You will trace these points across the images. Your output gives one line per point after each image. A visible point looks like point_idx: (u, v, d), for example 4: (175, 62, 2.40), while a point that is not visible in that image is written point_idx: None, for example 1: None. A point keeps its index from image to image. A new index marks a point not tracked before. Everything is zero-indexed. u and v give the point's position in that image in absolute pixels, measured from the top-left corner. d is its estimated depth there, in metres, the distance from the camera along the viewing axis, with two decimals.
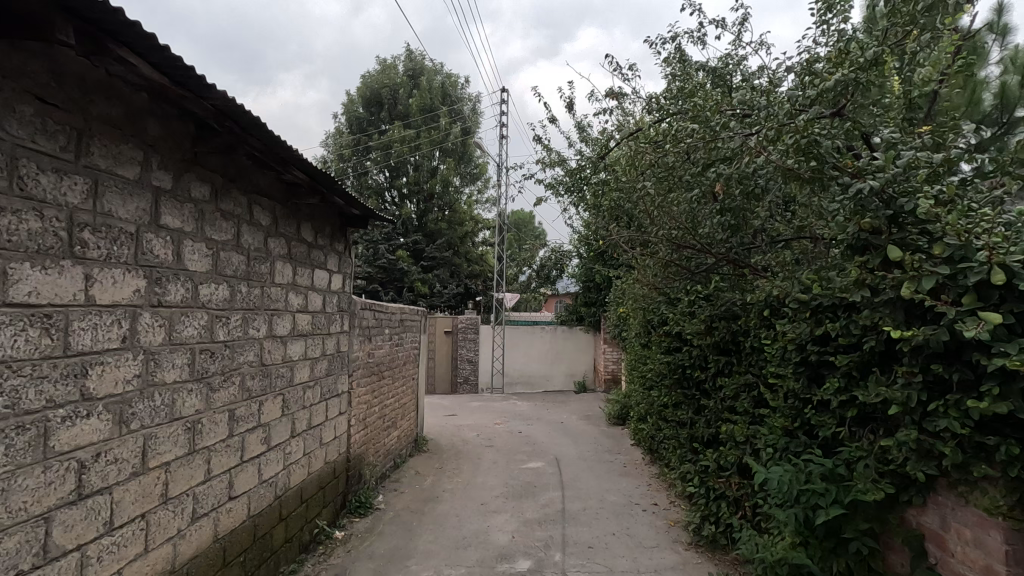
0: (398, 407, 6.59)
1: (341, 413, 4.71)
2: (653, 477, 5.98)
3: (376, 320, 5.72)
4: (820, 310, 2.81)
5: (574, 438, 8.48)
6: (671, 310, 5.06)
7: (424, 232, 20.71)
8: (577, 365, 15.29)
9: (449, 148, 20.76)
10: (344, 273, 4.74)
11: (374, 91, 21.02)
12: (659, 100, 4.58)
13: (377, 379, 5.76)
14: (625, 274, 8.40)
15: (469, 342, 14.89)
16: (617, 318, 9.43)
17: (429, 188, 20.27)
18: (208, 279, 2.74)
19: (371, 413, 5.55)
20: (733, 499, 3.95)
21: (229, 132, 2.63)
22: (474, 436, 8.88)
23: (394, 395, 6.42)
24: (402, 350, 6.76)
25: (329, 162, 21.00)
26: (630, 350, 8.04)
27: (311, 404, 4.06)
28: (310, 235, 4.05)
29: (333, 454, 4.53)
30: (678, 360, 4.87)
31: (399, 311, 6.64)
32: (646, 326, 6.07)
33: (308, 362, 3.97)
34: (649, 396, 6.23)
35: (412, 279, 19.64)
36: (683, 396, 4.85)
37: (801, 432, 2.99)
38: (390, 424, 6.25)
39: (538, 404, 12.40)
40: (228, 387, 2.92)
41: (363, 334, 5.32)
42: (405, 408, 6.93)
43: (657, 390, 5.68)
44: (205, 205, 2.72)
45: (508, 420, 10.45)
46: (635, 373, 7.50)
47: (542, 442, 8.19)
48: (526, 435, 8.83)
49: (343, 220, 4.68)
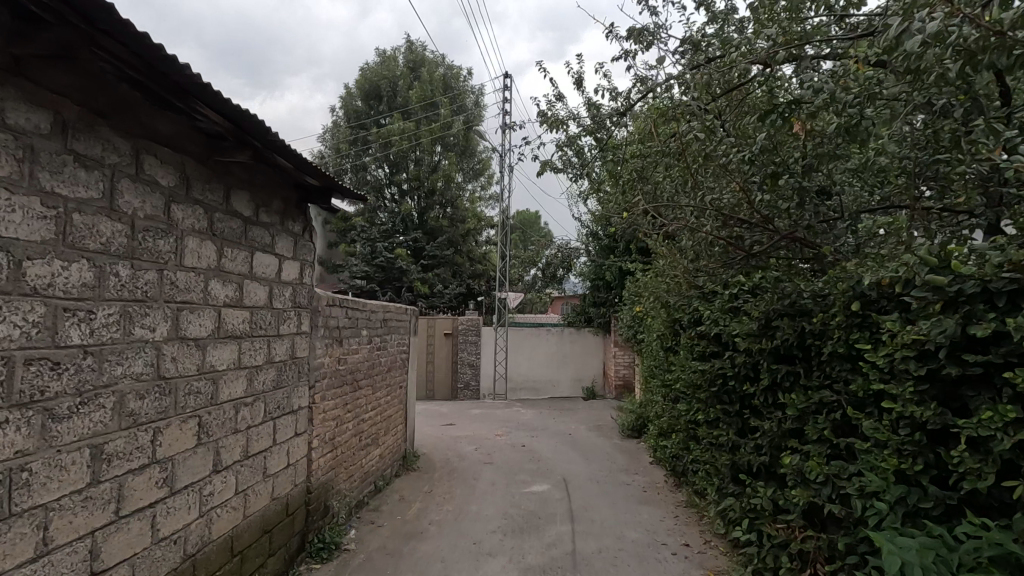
0: (381, 421, 5.69)
1: (297, 433, 3.80)
2: (680, 506, 5.03)
3: (351, 320, 4.84)
4: (965, 301, 1.94)
5: (585, 454, 7.54)
6: (707, 308, 4.14)
7: (425, 229, 19.84)
8: (585, 370, 14.34)
9: (451, 142, 19.91)
10: (302, 261, 3.85)
11: (373, 84, 20.25)
12: (699, 42, 3.67)
13: (353, 389, 4.87)
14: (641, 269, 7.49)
15: (470, 345, 13.97)
16: (632, 320, 8.50)
17: (430, 183, 19.43)
18: (43, 253, 1.82)
19: (343, 431, 4.64)
20: (799, 554, 2.99)
21: (69, 27, 1.72)
22: (471, 449, 7.98)
23: (376, 407, 5.53)
24: (386, 355, 5.87)
25: (326, 156, 20.15)
26: (648, 355, 7.12)
27: (249, 426, 3.15)
28: (247, 208, 3.14)
29: (284, 487, 3.61)
30: (716, 368, 3.94)
31: (384, 311, 5.77)
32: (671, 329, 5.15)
33: (242, 373, 3.07)
34: (675, 410, 5.30)
35: (412, 279, 18.74)
36: (722, 413, 3.91)
37: (925, 479, 2.07)
38: (369, 442, 5.34)
39: (544, 413, 11.45)
40: (86, 414, 2.00)
41: (332, 336, 4.43)
42: (389, 422, 6.02)
43: (685, 405, 4.74)
44: (41, 141, 1.82)
45: (510, 430, 9.53)
46: (654, 382, 6.57)
47: (548, 459, 7.25)
48: (530, 449, 7.90)
49: (301, 196, 3.79)
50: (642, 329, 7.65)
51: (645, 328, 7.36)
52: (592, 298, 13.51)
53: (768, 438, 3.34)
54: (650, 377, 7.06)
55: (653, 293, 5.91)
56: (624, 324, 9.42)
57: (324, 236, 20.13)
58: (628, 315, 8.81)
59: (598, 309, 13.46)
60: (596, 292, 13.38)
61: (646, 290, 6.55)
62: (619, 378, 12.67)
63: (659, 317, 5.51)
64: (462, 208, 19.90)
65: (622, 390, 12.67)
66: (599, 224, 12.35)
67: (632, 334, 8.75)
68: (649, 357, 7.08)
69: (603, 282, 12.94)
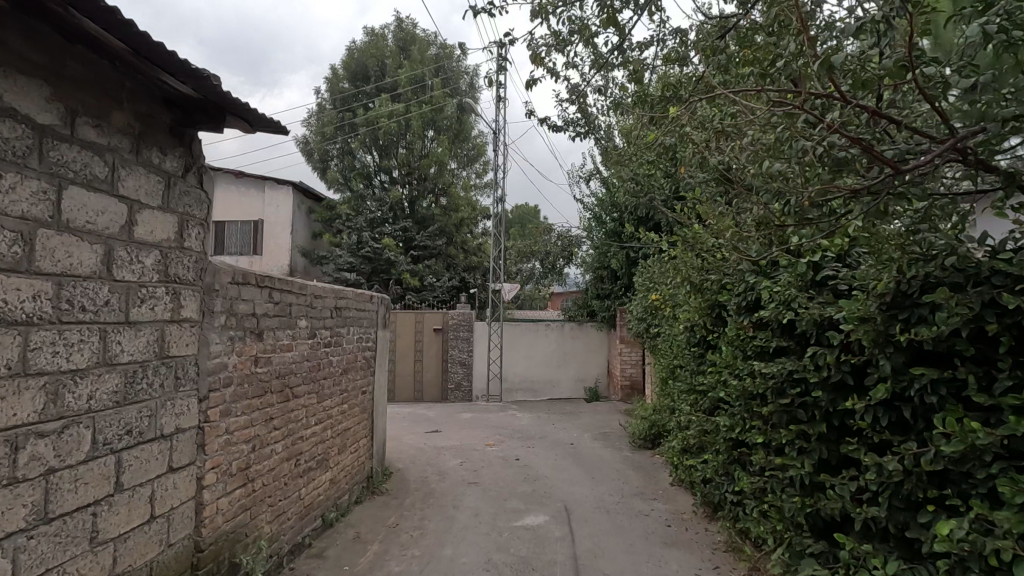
0: (331, 437, 4.48)
1: (174, 469, 2.58)
2: (718, 551, 3.83)
3: (281, 308, 3.62)
4: None
5: (590, 470, 6.34)
6: (771, 285, 2.95)
7: (415, 218, 18.62)
8: (587, 368, 13.10)
9: (443, 125, 18.68)
10: (181, 214, 2.63)
11: (362, 64, 19.06)
12: None
13: (285, 400, 3.68)
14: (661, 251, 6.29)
15: (462, 342, 12.82)
16: (645, 312, 7.28)
17: (421, 169, 18.20)
18: None
19: (266, 457, 3.41)
20: None
21: None
22: (456, 464, 6.80)
23: (323, 419, 4.32)
24: (338, 355, 4.64)
25: (309, 140, 18.93)
26: (667, 352, 5.91)
27: (52, 472, 1.92)
28: (46, 107, 1.91)
29: (146, 554, 2.39)
30: (789, 371, 2.73)
31: (337, 299, 4.58)
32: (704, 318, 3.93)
33: (33, 385, 1.84)
34: (709, 423, 4.10)
35: (400, 271, 17.50)
36: (797, 436, 2.71)
37: None
38: (313, 465, 4.12)
39: (542, 417, 10.24)
40: None
41: (249, 326, 3.22)
42: (345, 438, 4.78)
43: (729, 420, 3.55)
44: None
45: (503, 438, 8.33)
46: (677, 384, 5.36)
47: (547, 477, 6.05)
48: (526, 463, 6.70)
49: (178, 117, 2.59)
50: (660, 320, 6.43)
51: (663, 318, 6.14)
52: (595, 290, 12.29)
53: (892, 482, 2.14)
54: (670, 378, 5.84)
55: (677, 276, 4.73)
56: (634, 316, 8.21)
57: (308, 226, 18.96)
58: (639, 305, 7.59)
59: (601, 302, 12.24)
60: (600, 282, 12.15)
61: (668, 272, 5.36)
62: (626, 378, 11.44)
63: (688, 304, 4.31)
64: (455, 196, 18.67)
65: (629, 392, 11.44)
66: (603, 206, 11.12)
67: (645, 328, 7.52)
68: (668, 353, 5.87)
69: (607, 272, 11.71)
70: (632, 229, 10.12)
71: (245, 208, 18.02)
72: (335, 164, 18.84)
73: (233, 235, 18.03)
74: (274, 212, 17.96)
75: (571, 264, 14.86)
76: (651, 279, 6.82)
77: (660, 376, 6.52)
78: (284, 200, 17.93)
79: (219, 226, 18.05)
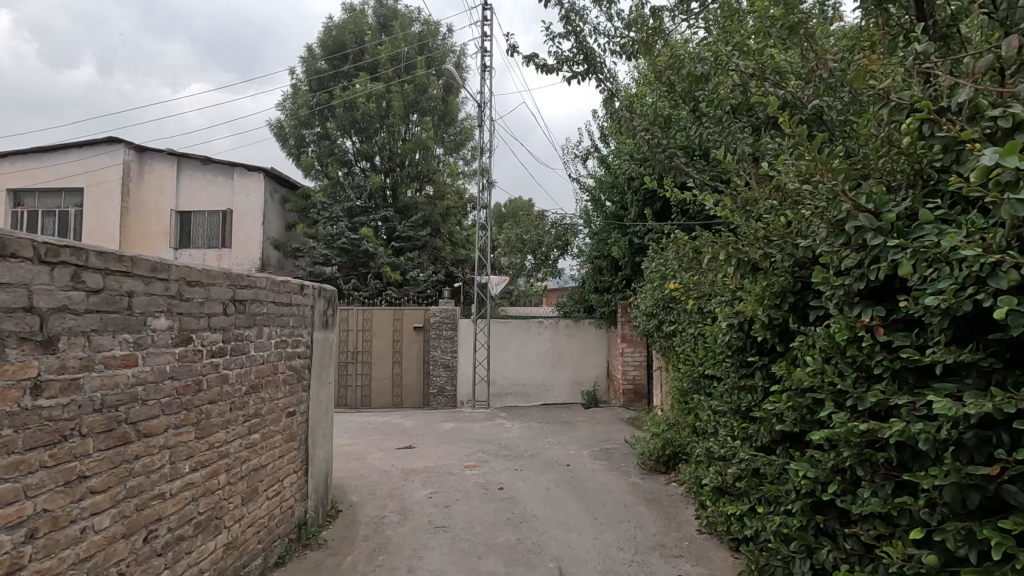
0: (225, 484, 3.15)
1: None
2: None
3: (109, 299, 2.29)
4: None
5: (591, 504, 5.05)
6: (939, 248, 1.65)
7: (397, 207, 17.25)
8: (584, 371, 11.77)
9: (426, 107, 17.35)
10: None
11: (339, 40, 17.66)
12: None
13: (121, 443, 2.34)
14: (687, 233, 5.10)
15: (444, 342, 11.55)
16: (656, 308, 5.99)
17: (403, 154, 16.86)
18: None
19: (65, 544, 2.07)
20: None
21: None
22: (427, 495, 5.51)
23: (210, 460, 3.00)
24: (240, 367, 3.30)
25: (283, 124, 17.55)
26: (692, 358, 4.61)
27: None
28: None
29: None
30: (982, 411, 1.47)
31: (235, 288, 3.24)
32: (770, 311, 2.62)
33: None
34: (769, 467, 2.83)
35: (381, 264, 16.09)
36: (1000, 535, 1.44)
37: None
38: (187, 533, 2.79)
39: (534, 428, 8.93)
40: None
41: (19, 329, 1.89)
42: (253, 481, 3.45)
43: (816, 472, 2.28)
44: None
45: (487, 458, 7.03)
46: (708, 402, 4.07)
47: (536, 516, 4.76)
48: (511, 494, 5.41)
49: None
50: (680, 317, 5.13)
51: (687, 313, 4.82)
52: (592, 282, 10.96)
53: None
54: (697, 393, 4.56)
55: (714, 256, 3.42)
56: (641, 312, 6.94)
57: (283, 216, 17.59)
58: (649, 300, 6.30)
59: (600, 296, 10.86)
60: (598, 274, 10.85)
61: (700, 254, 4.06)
62: (629, 382, 10.14)
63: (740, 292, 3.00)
64: (440, 183, 17.31)
65: (632, 398, 10.15)
66: (601, 187, 9.86)
67: (657, 327, 6.22)
68: (694, 359, 4.56)
69: (606, 262, 10.41)
70: (636, 211, 8.83)
71: (212, 198, 16.66)
72: (311, 149, 17.49)
73: (200, 227, 16.70)
74: (244, 201, 16.58)
75: (566, 256, 13.56)
76: (668, 267, 5.51)
77: (679, 387, 5.22)
78: (254, 188, 16.54)
79: (185, 217, 16.71)
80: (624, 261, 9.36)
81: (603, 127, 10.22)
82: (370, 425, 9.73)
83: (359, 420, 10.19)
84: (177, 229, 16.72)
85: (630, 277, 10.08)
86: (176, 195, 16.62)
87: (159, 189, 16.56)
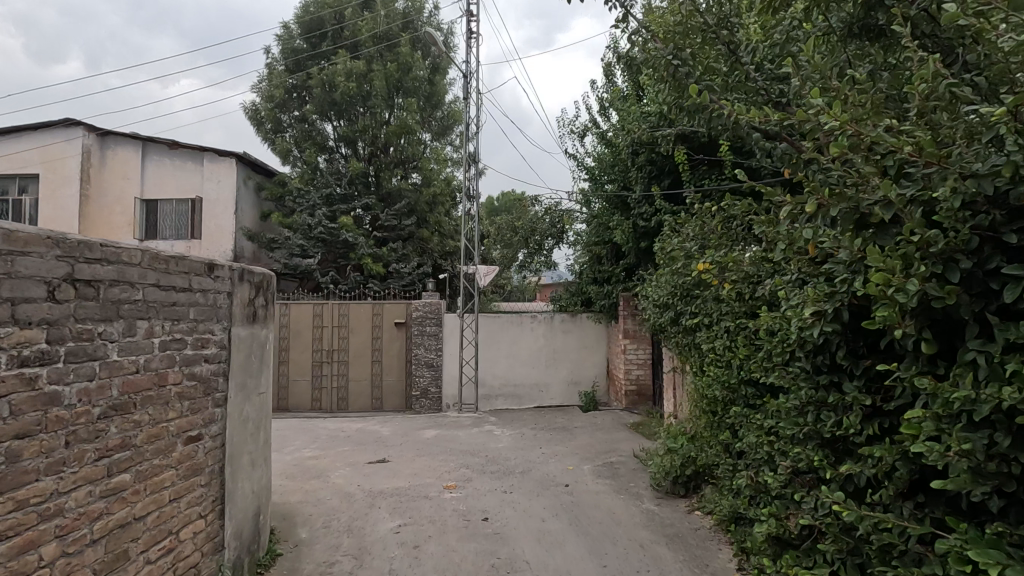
0: (55, 560, 2.07)
1: None
2: None
3: None
4: None
5: (598, 542, 4.01)
6: None
7: (381, 195, 16.08)
8: (582, 369, 10.74)
9: (411, 87, 16.23)
10: None
11: (316, 16, 16.47)
12: None
13: None
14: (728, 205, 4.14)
15: (427, 339, 10.46)
16: (672, 296, 4.97)
17: (385, 137, 15.74)
18: None
19: None
20: None
21: None
22: (393, 529, 4.45)
23: (19, 527, 1.92)
24: (86, 381, 2.21)
25: (256, 106, 16.36)
26: (731, 358, 3.59)
27: None
28: None
29: None
30: None
31: (72, 261, 2.15)
32: (929, 285, 1.60)
33: None
34: (900, 535, 1.80)
35: (362, 255, 14.89)
36: None
37: None
38: None
39: (527, 436, 7.89)
40: None
41: None
42: (116, 546, 2.37)
43: None
44: None
45: (471, 475, 5.98)
46: (764, 421, 3.06)
47: (528, 561, 3.73)
48: (498, 527, 4.39)
49: None
50: (709, 305, 4.10)
51: (723, 302, 3.79)
52: (590, 272, 9.91)
53: None
54: (743, 401, 3.57)
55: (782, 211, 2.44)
56: (651, 303, 5.95)
57: (257, 205, 16.42)
58: (663, 287, 5.27)
59: (599, 288, 9.76)
60: (596, 263, 9.82)
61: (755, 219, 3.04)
62: (632, 382, 9.14)
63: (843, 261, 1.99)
64: (426, 169, 16.20)
65: (635, 400, 9.15)
66: (601, 166, 8.80)
67: (673, 320, 5.19)
68: (735, 357, 3.55)
69: (607, 249, 9.36)
70: (641, 191, 7.79)
71: (180, 185, 15.47)
72: (288, 133, 16.35)
73: (168, 216, 15.54)
74: (214, 188, 15.39)
75: (561, 245, 12.50)
76: (691, 245, 4.46)
77: (706, 394, 4.20)
78: (225, 174, 15.37)
79: (151, 206, 15.54)
80: (626, 248, 8.33)
81: (603, 99, 9.19)
82: (342, 434, 8.65)
83: (331, 427, 9.12)
84: (143, 220, 15.54)
85: (633, 266, 9.03)
86: (141, 183, 15.44)
87: (122, 176, 15.36)
